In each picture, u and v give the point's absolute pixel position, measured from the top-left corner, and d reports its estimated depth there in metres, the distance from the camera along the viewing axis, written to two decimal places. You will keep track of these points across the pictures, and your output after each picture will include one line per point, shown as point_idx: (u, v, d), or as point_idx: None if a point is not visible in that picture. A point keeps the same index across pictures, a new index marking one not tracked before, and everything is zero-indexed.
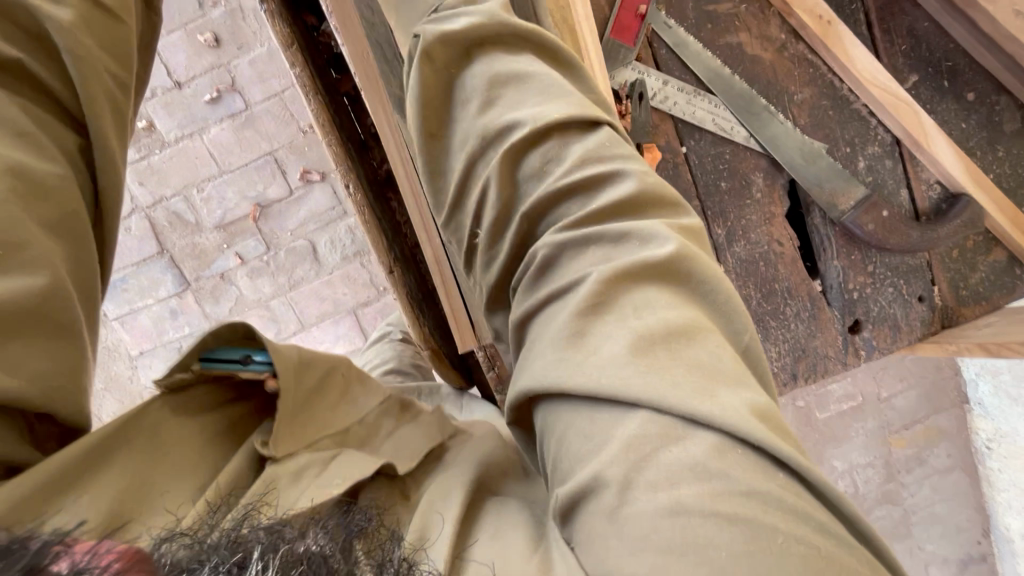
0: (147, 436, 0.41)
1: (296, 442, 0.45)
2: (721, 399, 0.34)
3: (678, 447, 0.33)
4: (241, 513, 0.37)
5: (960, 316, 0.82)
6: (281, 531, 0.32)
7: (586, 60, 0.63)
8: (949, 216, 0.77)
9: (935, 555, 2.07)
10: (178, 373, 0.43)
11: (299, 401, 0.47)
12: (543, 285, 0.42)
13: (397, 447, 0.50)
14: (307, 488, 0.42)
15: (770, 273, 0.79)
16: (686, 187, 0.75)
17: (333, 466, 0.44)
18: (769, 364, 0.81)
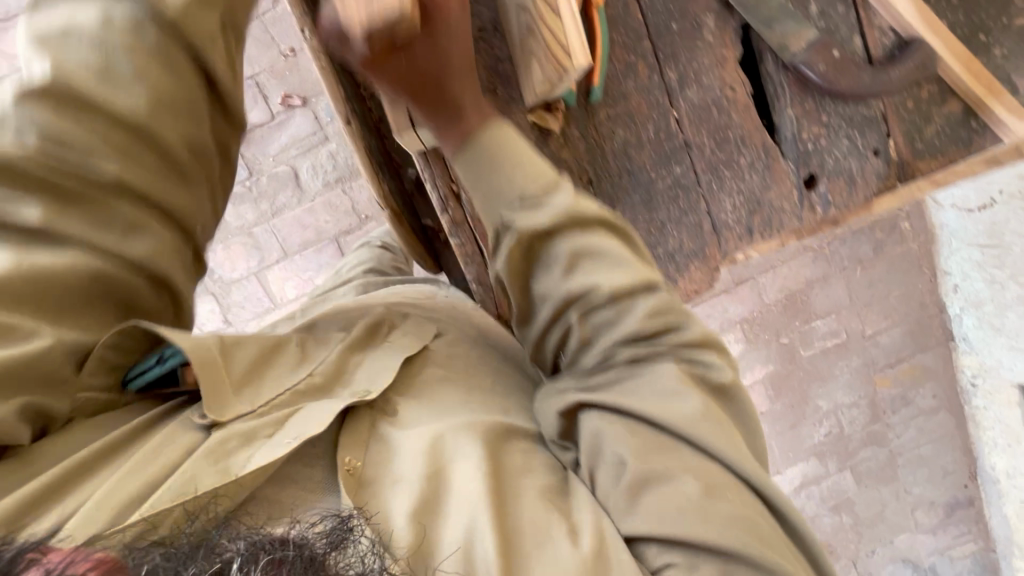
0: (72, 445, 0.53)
1: (248, 401, 0.58)
2: (603, 280, 0.62)
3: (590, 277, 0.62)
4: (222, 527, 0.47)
5: (916, 171, 0.83)
6: (275, 544, 0.42)
7: None
8: (901, 60, 0.78)
9: (921, 496, 2.09)
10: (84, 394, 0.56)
11: (244, 366, 0.60)
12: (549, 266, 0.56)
13: (371, 372, 0.65)
14: (269, 442, 0.55)
15: (723, 120, 0.79)
16: (636, 26, 0.75)
17: (290, 424, 0.57)
18: (724, 216, 0.82)
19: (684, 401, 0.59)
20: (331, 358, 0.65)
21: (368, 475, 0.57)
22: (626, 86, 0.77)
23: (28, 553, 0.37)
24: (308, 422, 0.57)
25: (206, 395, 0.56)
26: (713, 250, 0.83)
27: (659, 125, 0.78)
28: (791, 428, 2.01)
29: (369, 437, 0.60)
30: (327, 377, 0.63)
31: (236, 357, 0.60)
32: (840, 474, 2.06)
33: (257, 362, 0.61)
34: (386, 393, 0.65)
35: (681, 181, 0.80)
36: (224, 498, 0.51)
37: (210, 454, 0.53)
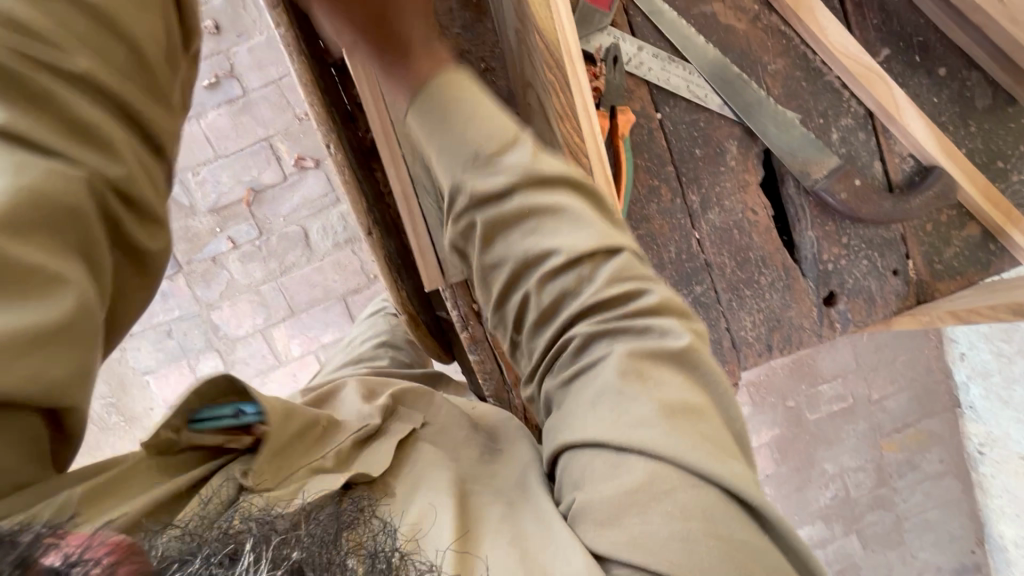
0: (145, 475, 0.45)
1: (291, 483, 0.46)
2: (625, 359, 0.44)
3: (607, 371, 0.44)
4: (242, 514, 0.39)
5: (935, 291, 0.83)
6: (272, 525, 0.36)
7: (559, 15, 0.62)
8: (921, 187, 0.79)
9: (927, 562, 2.06)
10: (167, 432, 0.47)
11: (277, 441, 0.48)
12: (550, 323, 0.48)
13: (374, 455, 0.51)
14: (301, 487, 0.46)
15: (745, 241, 0.80)
16: (661, 152, 0.76)
17: (314, 482, 0.46)
18: (744, 333, 0.81)
19: (645, 428, 0.41)
20: (347, 440, 0.51)
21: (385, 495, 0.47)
22: (649, 208, 0.77)
23: None
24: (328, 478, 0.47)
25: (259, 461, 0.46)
26: (733, 367, 0.82)
27: (681, 246, 0.79)
28: (797, 491, 1.98)
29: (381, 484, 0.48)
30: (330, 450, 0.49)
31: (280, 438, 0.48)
32: (846, 538, 2.03)
33: (302, 431, 0.50)
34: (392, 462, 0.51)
35: (701, 299, 0.80)
36: (241, 510, 0.40)
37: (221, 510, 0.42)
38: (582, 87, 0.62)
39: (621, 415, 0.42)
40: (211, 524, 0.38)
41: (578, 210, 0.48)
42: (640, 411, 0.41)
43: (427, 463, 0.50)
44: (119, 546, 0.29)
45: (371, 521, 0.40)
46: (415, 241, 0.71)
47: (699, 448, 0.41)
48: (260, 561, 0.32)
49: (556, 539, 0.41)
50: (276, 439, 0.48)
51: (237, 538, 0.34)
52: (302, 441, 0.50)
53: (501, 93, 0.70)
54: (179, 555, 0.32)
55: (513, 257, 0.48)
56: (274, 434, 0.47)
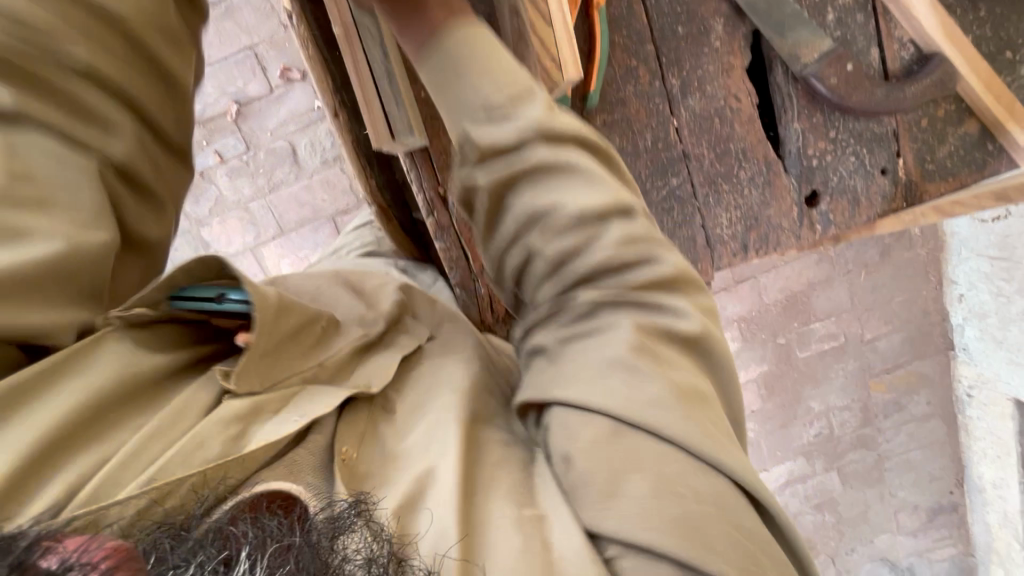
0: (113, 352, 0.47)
1: (253, 379, 0.50)
2: (660, 366, 0.47)
3: (599, 342, 0.48)
4: (233, 511, 0.40)
5: (923, 193, 0.79)
6: (264, 526, 0.36)
7: None
8: (919, 76, 0.73)
9: (904, 500, 2.10)
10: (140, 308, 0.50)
11: (263, 348, 0.50)
12: (575, 325, 0.51)
13: (370, 373, 0.56)
14: (278, 416, 0.49)
15: (726, 132, 0.76)
16: (640, 29, 0.72)
17: (294, 401, 0.50)
18: (719, 231, 0.79)
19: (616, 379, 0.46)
20: (338, 353, 0.55)
21: (361, 472, 0.48)
22: (626, 90, 0.73)
23: (39, 540, 0.29)
24: (310, 403, 0.50)
25: (245, 358, 0.49)
26: (707, 267, 0.81)
27: (658, 134, 0.75)
28: (780, 428, 2.00)
29: (369, 431, 0.52)
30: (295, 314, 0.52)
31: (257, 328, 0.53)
32: (826, 474, 2.06)
33: (294, 333, 0.53)
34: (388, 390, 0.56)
35: (676, 193, 0.78)
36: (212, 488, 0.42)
37: (237, 420, 0.47)
38: None
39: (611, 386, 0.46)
40: (218, 530, 0.36)
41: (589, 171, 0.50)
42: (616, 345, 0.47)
43: (421, 392, 0.56)
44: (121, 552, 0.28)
45: (371, 523, 0.40)
46: (360, 90, 0.67)
47: (697, 427, 0.44)
48: (255, 566, 0.32)
49: (563, 521, 0.44)
50: (251, 350, 0.49)
51: (232, 545, 0.34)
52: (291, 347, 0.53)
53: None
54: (170, 546, 0.34)
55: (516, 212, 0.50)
56: (261, 330, 0.49)
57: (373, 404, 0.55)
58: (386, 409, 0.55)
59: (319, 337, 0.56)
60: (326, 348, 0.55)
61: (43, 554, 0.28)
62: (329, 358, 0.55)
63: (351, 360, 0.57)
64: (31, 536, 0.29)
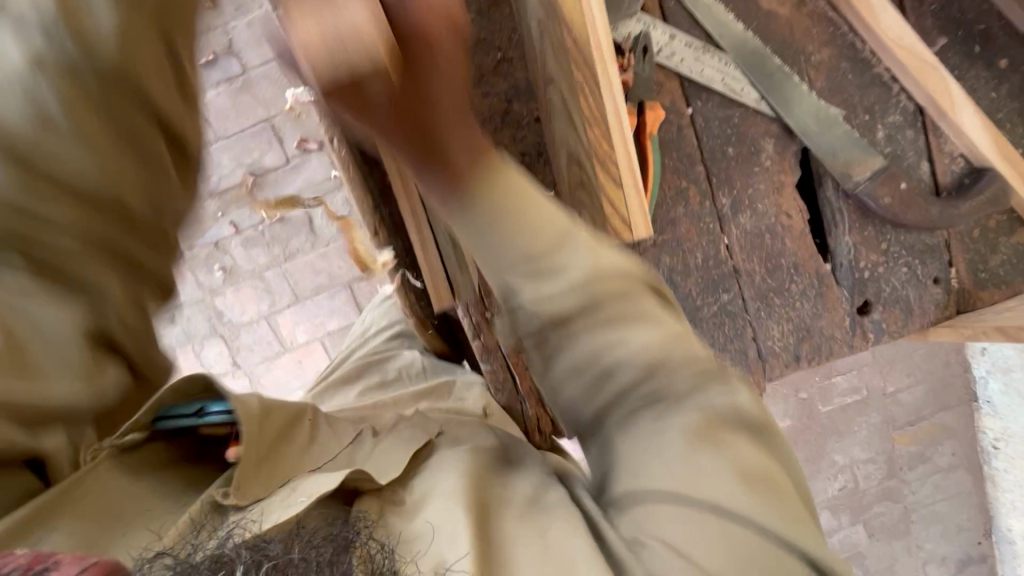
0: (108, 482, 0.39)
1: (267, 481, 0.43)
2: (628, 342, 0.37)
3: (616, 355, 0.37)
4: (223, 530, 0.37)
5: (976, 301, 0.78)
6: (264, 551, 0.33)
7: None
8: (971, 192, 0.72)
9: (933, 553, 2.05)
10: (134, 432, 0.42)
11: (270, 434, 0.45)
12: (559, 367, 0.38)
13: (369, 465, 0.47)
14: (281, 501, 0.41)
15: (777, 247, 0.74)
16: (691, 151, 0.70)
17: (301, 488, 0.42)
18: (771, 343, 0.77)
19: (702, 459, 0.35)
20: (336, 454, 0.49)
21: None
22: (676, 211, 0.72)
23: None
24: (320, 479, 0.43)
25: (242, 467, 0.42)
26: (759, 378, 0.78)
27: (709, 251, 0.74)
28: None
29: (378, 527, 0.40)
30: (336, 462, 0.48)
31: (270, 431, 0.46)
32: (852, 528, 2.02)
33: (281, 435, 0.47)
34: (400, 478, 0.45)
35: (727, 307, 0.76)
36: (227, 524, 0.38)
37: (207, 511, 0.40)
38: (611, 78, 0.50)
39: (659, 449, 0.36)
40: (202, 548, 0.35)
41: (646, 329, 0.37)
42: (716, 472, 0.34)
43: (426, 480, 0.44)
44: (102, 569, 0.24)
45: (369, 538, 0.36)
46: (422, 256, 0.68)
47: (771, 510, 0.34)
48: None
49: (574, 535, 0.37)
50: (251, 454, 0.43)
51: (228, 566, 0.32)
52: (289, 445, 0.47)
53: (517, 86, 0.67)
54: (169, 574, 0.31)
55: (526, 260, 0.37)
56: (252, 444, 0.43)
57: (381, 499, 0.44)
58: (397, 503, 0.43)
59: (312, 441, 0.49)
60: (324, 451, 0.49)
61: None
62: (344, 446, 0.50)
63: (358, 454, 0.49)
64: None
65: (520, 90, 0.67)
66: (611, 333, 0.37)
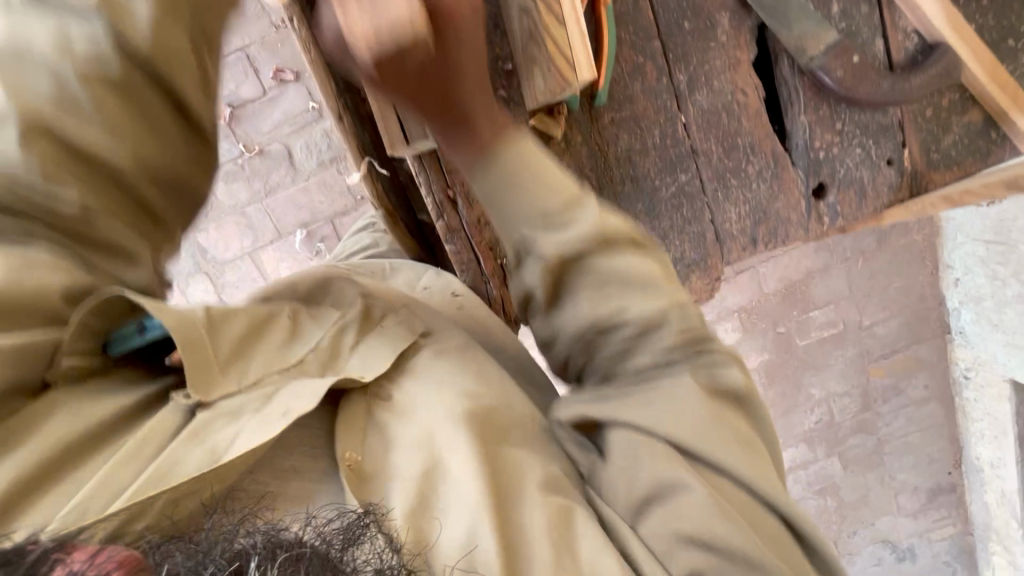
0: (74, 397, 0.48)
1: (232, 379, 0.51)
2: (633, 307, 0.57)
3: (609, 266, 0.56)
4: (230, 521, 0.44)
5: (929, 182, 0.80)
6: (275, 542, 0.40)
7: None
8: (924, 66, 0.74)
9: (905, 482, 2.12)
10: (69, 358, 0.49)
11: (229, 343, 0.52)
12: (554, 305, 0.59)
13: (366, 358, 0.58)
14: (251, 397, 0.51)
15: (733, 126, 0.76)
16: (647, 25, 0.71)
17: (273, 401, 0.50)
18: (729, 226, 0.79)
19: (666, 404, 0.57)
20: (324, 337, 0.57)
21: (368, 470, 0.53)
22: (633, 88, 0.73)
23: (49, 553, 0.34)
24: (296, 399, 0.51)
25: (189, 373, 0.49)
26: (717, 260, 0.80)
27: (666, 131, 0.75)
28: (782, 416, 2.01)
29: (367, 426, 0.55)
30: (313, 361, 0.55)
31: (223, 332, 0.52)
32: (827, 461, 2.08)
33: (242, 338, 0.53)
34: (382, 376, 0.58)
35: (685, 189, 0.77)
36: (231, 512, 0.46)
37: (192, 435, 0.47)
38: None
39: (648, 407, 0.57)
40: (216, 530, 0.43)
41: (551, 174, 0.54)
42: (462, 496, 0.51)
43: (418, 388, 0.57)
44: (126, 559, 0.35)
45: (377, 534, 0.45)
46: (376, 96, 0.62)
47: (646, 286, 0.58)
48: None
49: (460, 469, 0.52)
50: (195, 361, 0.49)
51: (238, 562, 0.38)
52: (254, 345, 0.54)
53: None
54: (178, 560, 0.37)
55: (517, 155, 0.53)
56: (192, 348, 0.49)
57: (367, 394, 0.57)
58: (383, 398, 0.57)
59: (291, 331, 0.56)
60: (304, 340, 0.56)
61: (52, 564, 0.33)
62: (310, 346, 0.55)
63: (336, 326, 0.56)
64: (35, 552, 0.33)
65: None
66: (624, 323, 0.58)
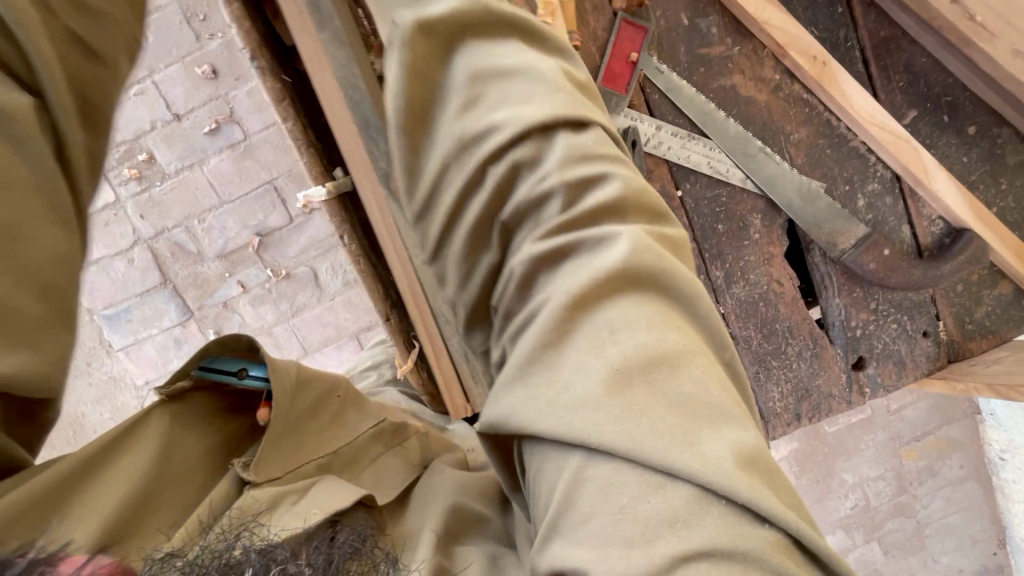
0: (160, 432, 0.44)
1: (277, 470, 0.47)
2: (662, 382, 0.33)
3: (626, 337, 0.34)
4: (231, 535, 0.39)
5: (967, 351, 0.81)
6: (270, 553, 0.35)
7: None
8: (953, 251, 0.76)
9: (950, 566, 2.03)
10: (182, 380, 0.46)
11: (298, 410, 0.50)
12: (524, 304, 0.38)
13: (380, 475, 0.54)
14: (294, 512, 0.43)
15: (771, 313, 0.78)
16: (683, 230, 0.74)
17: (313, 492, 0.46)
18: (772, 404, 0.80)
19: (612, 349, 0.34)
20: (360, 435, 0.55)
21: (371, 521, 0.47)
22: None
23: None
24: (332, 501, 0.44)
25: (265, 448, 0.46)
26: (762, 438, 0.81)
27: None
28: (816, 504, 1.96)
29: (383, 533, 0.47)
30: (341, 457, 0.53)
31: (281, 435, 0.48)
32: (866, 546, 2.00)
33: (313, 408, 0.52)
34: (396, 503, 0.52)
35: None
36: (228, 525, 0.40)
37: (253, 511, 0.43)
38: None
39: (567, 384, 0.33)
40: (214, 549, 0.36)
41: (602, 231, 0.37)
42: (604, 450, 0.31)
43: (422, 510, 0.50)
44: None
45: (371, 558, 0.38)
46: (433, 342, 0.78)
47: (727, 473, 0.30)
48: None
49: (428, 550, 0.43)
50: (276, 434, 0.47)
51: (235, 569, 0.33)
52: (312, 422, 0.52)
53: None
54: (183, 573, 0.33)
55: (496, 212, 0.40)
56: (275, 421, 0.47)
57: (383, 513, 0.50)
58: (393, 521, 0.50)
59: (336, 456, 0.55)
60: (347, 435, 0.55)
61: None
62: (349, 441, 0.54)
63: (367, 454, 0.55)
64: None
65: None
66: (597, 320, 0.35)
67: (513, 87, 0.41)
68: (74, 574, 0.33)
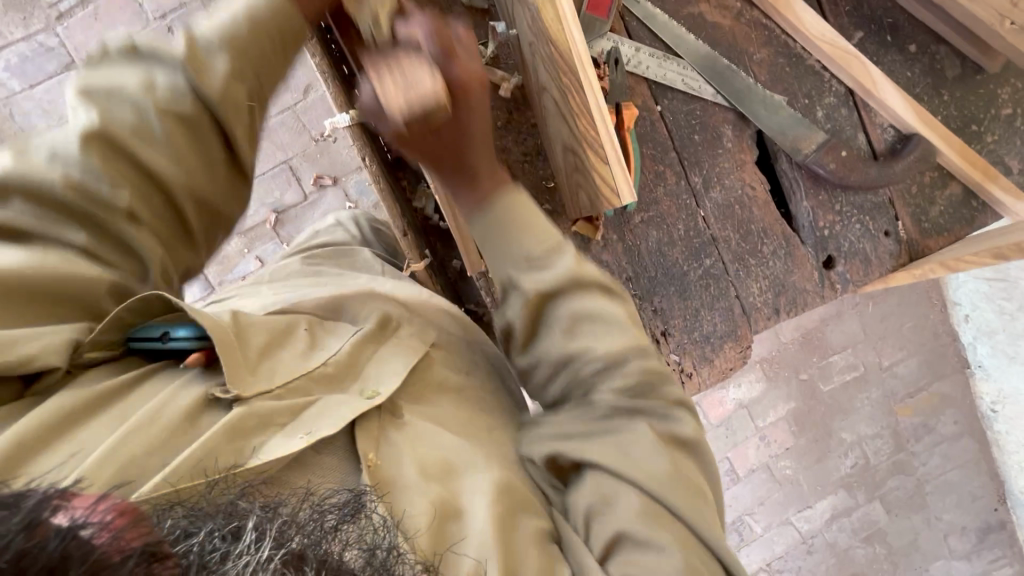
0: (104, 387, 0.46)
1: (264, 378, 0.51)
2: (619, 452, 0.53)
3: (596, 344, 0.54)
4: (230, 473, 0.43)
5: (925, 248, 0.90)
6: (274, 510, 0.39)
7: None
8: (903, 154, 0.86)
9: (953, 523, 2.05)
10: (104, 349, 0.48)
11: (254, 348, 0.52)
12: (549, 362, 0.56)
13: (377, 368, 0.57)
14: (283, 434, 0.48)
15: (746, 215, 0.88)
16: (663, 141, 0.85)
17: (308, 411, 0.50)
18: (752, 299, 0.89)
19: (597, 407, 0.55)
20: (345, 345, 0.57)
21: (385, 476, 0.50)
22: (657, 192, 0.86)
23: (51, 499, 0.29)
24: (322, 420, 0.50)
25: (229, 367, 0.48)
26: (746, 331, 0.89)
27: (688, 224, 0.87)
28: (817, 463, 2.00)
29: (380, 436, 0.52)
30: (337, 364, 0.55)
31: (248, 342, 0.52)
32: (870, 505, 2.04)
33: (271, 344, 0.54)
34: (399, 391, 0.57)
35: (711, 271, 0.88)
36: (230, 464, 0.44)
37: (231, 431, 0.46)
38: (592, 81, 0.63)
39: (582, 437, 0.55)
40: (218, 492, 0.40)
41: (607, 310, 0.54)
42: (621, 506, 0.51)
43: (414, 443, 0.53)
44: (125, 510, 0.31)
45: (370, 516, 0.43)
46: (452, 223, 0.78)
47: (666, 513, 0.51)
48: (261, 540, 0.35)
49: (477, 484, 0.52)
50: (234, 358, 0.49)
51: (240, 518, 0.37)
52: (280, 351, 0.54)
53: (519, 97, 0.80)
54: (189, 515, 0.37)
55: (524, 286, 0.54)
56: (228, 347, 0.49)
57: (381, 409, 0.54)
58: (396, 416, 0.54)
59: (312, 342, 0.57)
60: (324, 349, 0.56)
61: (61, 510, 0.29)
62: (330, 352, 0.56)
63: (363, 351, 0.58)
64: (42, 497, 0.29)
65: (520, 102, 0.81)
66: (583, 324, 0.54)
67: (596, 326, 0.54)
68: (87, 510, 0.30)
